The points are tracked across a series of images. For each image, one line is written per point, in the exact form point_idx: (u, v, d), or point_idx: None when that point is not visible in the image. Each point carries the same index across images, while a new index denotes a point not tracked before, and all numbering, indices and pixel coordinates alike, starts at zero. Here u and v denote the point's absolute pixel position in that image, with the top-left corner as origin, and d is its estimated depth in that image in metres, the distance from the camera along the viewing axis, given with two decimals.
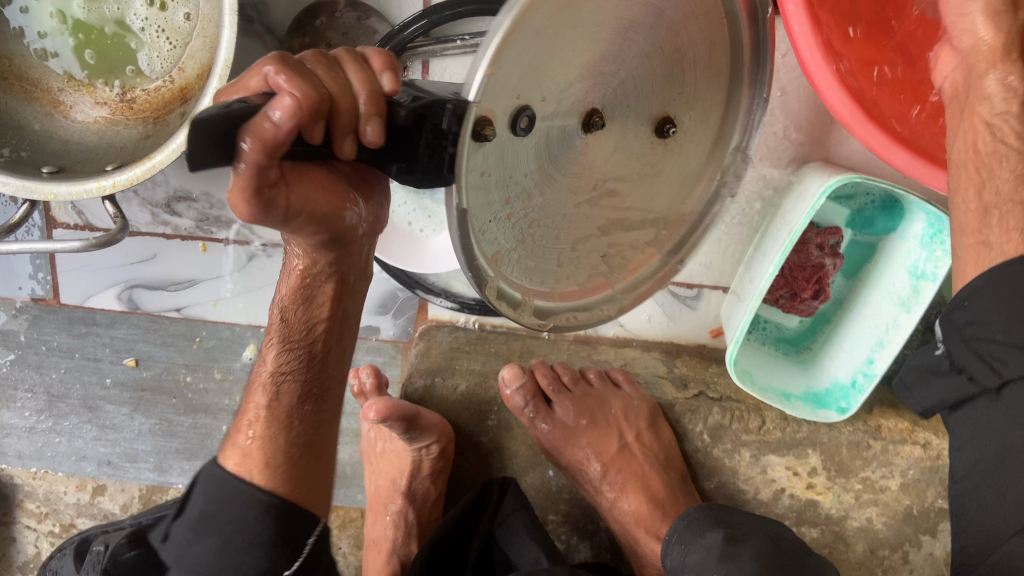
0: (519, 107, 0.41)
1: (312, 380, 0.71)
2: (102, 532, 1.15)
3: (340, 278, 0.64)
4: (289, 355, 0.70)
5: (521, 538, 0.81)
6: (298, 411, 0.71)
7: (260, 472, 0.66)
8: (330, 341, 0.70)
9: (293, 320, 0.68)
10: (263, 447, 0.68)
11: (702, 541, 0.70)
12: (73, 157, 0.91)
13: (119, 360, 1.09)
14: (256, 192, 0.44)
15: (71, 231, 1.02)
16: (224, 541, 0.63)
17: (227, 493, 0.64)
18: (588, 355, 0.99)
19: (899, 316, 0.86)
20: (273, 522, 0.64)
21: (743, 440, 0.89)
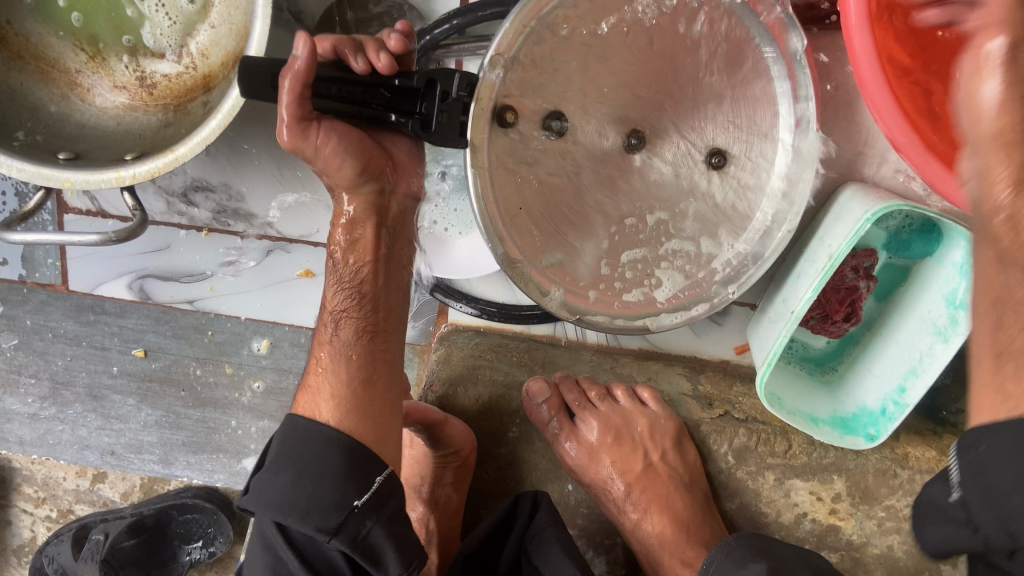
0: (551, 119, 0.70)
1: (366, 318, 0.75)
2: (101, 520, 1.13)
3: (377, 220, 0.75)
4: (341, 294, 0.76)
5: (552, 548, 0.80)
6: (355, 345, 0.74)
7: (332, 409, 0.71)
8: (379, 279, 0.76)
9: (342, 266, 0.76)
10: (331, 382, 0.73)
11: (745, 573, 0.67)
12: (91, 143, 0.88)
13: (127, 351, 1.06)
14: (297, 121, 0.63)
15: (83, 218, 0.98)
16: (299, 473, 0.66)
17: (302, 435, 0.69)
18: (612, 367, 0.97)
19: (935, 345, 0.83)
20: (344, 455, 0.67)
21: (768, 462, 0.88)
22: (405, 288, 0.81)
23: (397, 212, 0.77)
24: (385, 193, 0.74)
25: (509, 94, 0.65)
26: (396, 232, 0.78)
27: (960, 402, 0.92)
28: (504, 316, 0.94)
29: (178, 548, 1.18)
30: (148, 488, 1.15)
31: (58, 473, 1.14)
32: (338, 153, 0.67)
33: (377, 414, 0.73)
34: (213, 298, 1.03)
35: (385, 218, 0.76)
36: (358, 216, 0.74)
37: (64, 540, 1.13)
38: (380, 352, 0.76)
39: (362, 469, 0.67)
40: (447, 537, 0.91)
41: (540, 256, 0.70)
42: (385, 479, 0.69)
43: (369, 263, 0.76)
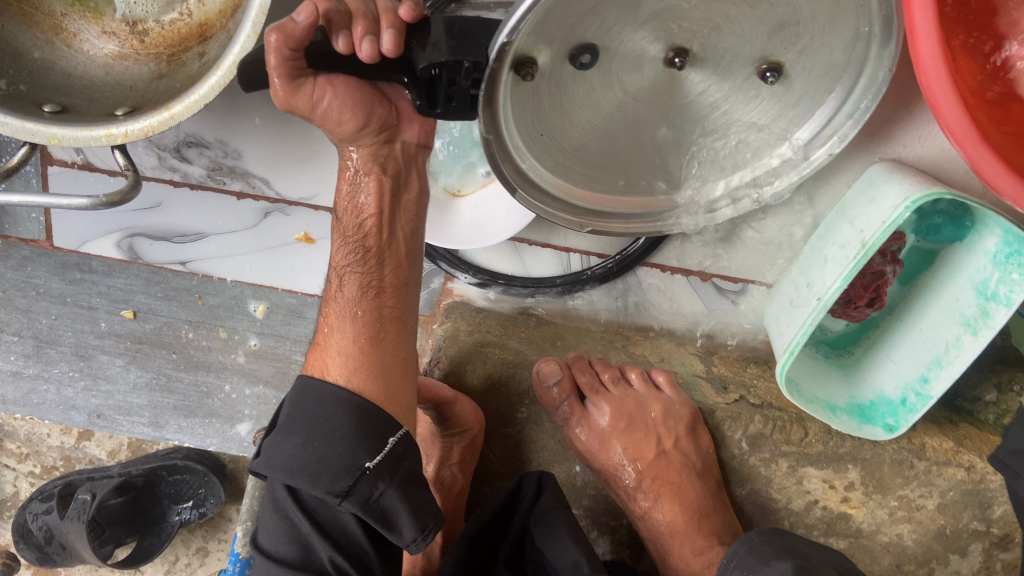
0: (579, 48, 0.58)
1: (373, 272, 0.70)
2: (88, 477, 1.09)
3: (380, 168, 0.69)
4: (346, 247, 0.71)
5: (558, 535, 0.76)
6: (361, 302, 0.69)
7: (342, 368, 0.67)
8: (386, 236, 0.71)
9: (347, 215, 0.71)
10: (337, 339, 0.69)
11: (768, 570, 0.64)
12: (77, 94, 0.81)
13: (116, 311, 1.01)
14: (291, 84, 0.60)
15: (68, 171, 0.92)
16: (308, 434, 0.62)
17: (311, 393, 0.65)
18: (624, 347, 0.95)
19: (962, 337, 0.80)
20: (356, 416, 0.63)
21: (782, 450, 0.86)
22: (417, 248, 0.74)
23: (403, 161, 0.71)
24: (392, 141, 0.69)
25: (531, 43, 0.54)
26: (403, 184, 0.71)
27: (976, 391, 0.91)
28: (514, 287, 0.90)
29: (168, 508, 1.14)
30: (136, 446, 1.12)
31: (43, 429, 1.11)
32: (338, 107, 0.63)
33: (387, 371, 0.68)
34: (207, 260, 0.98)
35: (388, 172, 0.70)
36: (363, 171, 0.69)
37: (49, 498, 1.09)
38: (389, 310, 0.70)
39: (375, 428, 0.63)
40: (451, 515, 0.89)
41: (562, 172, 0.71)
42: (398, 439, 0.65)
43: (375, 219, 0.70)
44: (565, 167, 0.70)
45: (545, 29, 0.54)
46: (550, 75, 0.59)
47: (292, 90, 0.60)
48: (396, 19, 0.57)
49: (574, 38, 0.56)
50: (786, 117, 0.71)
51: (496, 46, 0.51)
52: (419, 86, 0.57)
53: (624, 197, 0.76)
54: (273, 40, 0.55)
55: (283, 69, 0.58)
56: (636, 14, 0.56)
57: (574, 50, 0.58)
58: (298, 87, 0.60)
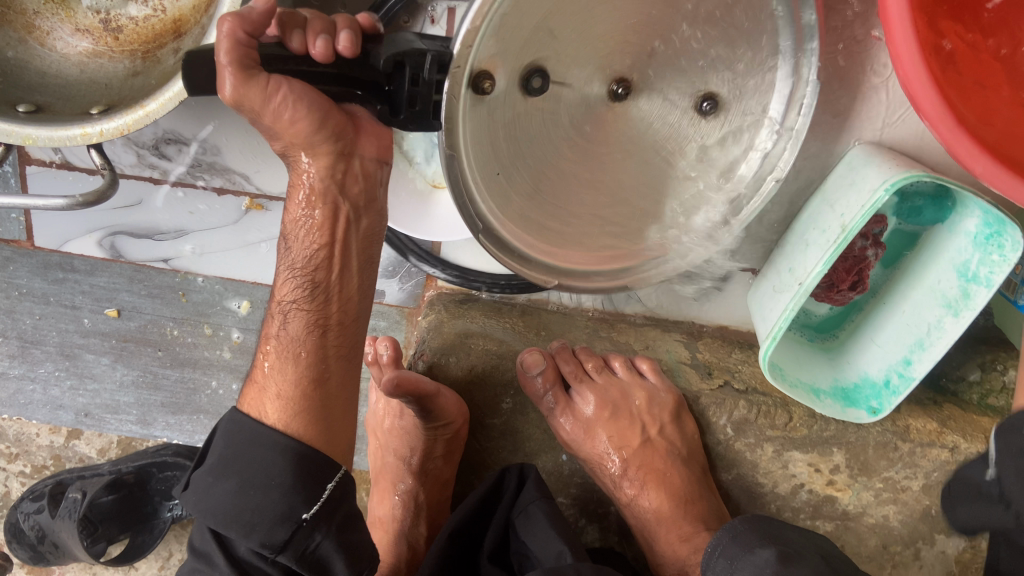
0: (529, 73, 0.62)
1: (320, 311, 0.69)
2: (79, 476, 1.08)
3: (334, 201, 0.67)
4: (293, 283, 0.70)
5: (541, 527, 0.77)
6: (305, 340, 0.68)
7: (280, 408, 0.66)
8: (336, 268, 0.70)
9: (296, 248, 0.69)
10: (276, 381, 0.68)
11: (752, 558, 0.64)
12: (53, 93, 0.81)
13: (99, 310, 1.01)
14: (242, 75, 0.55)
15: (46, 170, 0.92)
16: (243, 482, 0.62)
17: (248, 435, 0.64)
18: (608, 335, 0.95)
19: (944, 319, 0.81)
20: (292, 465, 0.63)
21: (767, 435, 0.86)
22: (369, 278, 0.74)
23: (360, 179, 0.68)
24: (348, 154, 0.65)
25: (487, 55, 0.56)
26: (361, 209, 0.69)
27: (960, 370, 0.91)
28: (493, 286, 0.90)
29: (160, 505, 1.14)
30: (125, 445, 1.11)
31: (31, 429, 1.09)
32: (290, 107, 0.58)
33: (327, 414, 0.68)
34: (189, 257, 0.98)
35: (345, 191, 0.67)
36: (317, 192, 0.66)
37: (40, 498, 1.07)
38: (333, 349, 0.70)
39: (311, 476, 0.64)
40: (438, 507, 0.90)
41: (520, 213, 0.68)
42: (336, 484, 0.65)
43: (325, 248, 0.68)
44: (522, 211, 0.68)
45: (500, 37, 0.56)
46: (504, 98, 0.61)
47: (243, 83, 0.55)
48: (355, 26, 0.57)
49: (525, 58, 0.61)
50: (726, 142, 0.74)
51: (463, 34, 0.52)
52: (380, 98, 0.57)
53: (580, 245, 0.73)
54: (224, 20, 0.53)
55: (234, 57, 0.54)
56: (581, 35, 0.62)
57: (525, 73, 0.62)
58: (253, 80, 0.55)
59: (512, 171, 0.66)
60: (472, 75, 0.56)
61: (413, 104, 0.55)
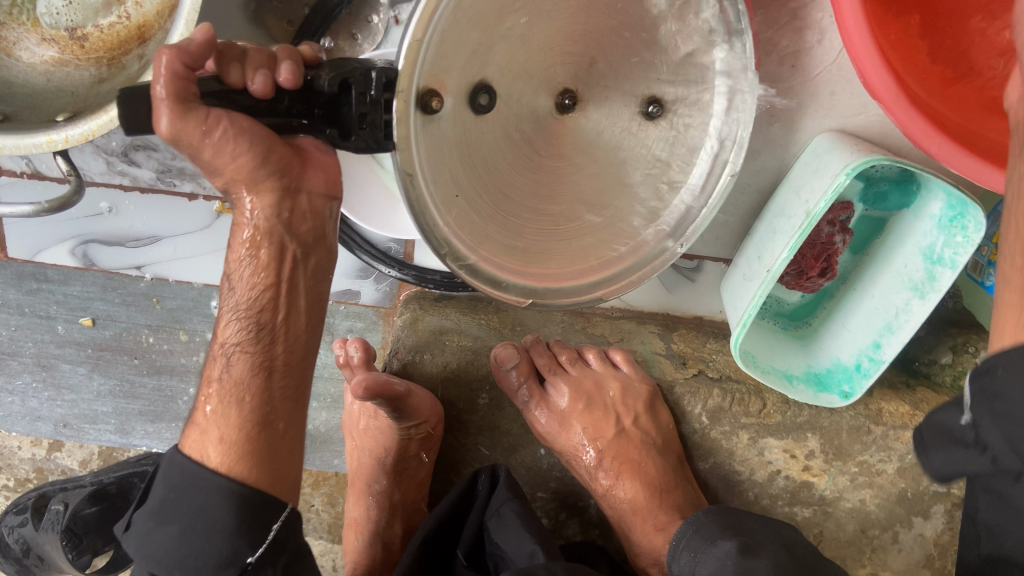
0: (477, 87, 0.59)
1: (267, 353, 0.67)
2: (61, 489, 1.07)
3: (281, 242, 0.63)
4: (235, 323, 0.67)
5: (514, 529, 0.78)
6: (251, 383, 0.67)
7: (219, 451, 0.65)
8: (282, 311, 0.67)
9: (241, 289, 0.66)
10: (218, 425, 0.66)
11: (714, 551, 0.65)
12: (19, 103, 0.81)
13: (74, 319, 1.01)
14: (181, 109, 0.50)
15: (16, 180, 0.92)
16: (184, 527, 0.62)
17: (190, 480, 0.64)
18: (583, 329, 0.95)
19: (911, 301, 0.82)
20: (236, 508, 0.63)
21: (741, 422, 0.87)
22: (317, 316, 0.70)
23: (308, 216, 0.64)
24: (294, 192, 0.61)
25: (429, 76, 0.53)
26: (309, 247, 0.65)
27: (932, 354, 0.92)
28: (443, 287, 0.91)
29: None
30: (107, 455, 1.10)
31: (11, 442, 1.10)
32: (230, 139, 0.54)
33: (274, 453, 0.68)
34: (162, 263, 0.98)
35: (294, 230, 0.63)
36: (261, 232, 0.62)
37: (24, 510, 1.07)
38: (278, 392, 0.68)
39: (255, 519, 0.64)
40: (413, 505, 0.91)
41: (482, 233, 0.63)
42: (283, 524, 0.67)
43: (271, 289, 0.65)
44: (477, 228, 0.62)
45: (438, 58, 0.53)
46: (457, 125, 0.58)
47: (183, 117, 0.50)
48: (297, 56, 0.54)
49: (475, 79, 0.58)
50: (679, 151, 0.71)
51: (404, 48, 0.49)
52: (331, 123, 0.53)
53: (550, 263, 0.68)
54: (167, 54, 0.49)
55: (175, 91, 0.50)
56: (531, 43, 0.60)
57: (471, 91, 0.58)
58: (190, 115, 0.51)
59: (470, 192, 0.62)
60: (421, 92, 0.53)
61: (364, 125, 0.52)
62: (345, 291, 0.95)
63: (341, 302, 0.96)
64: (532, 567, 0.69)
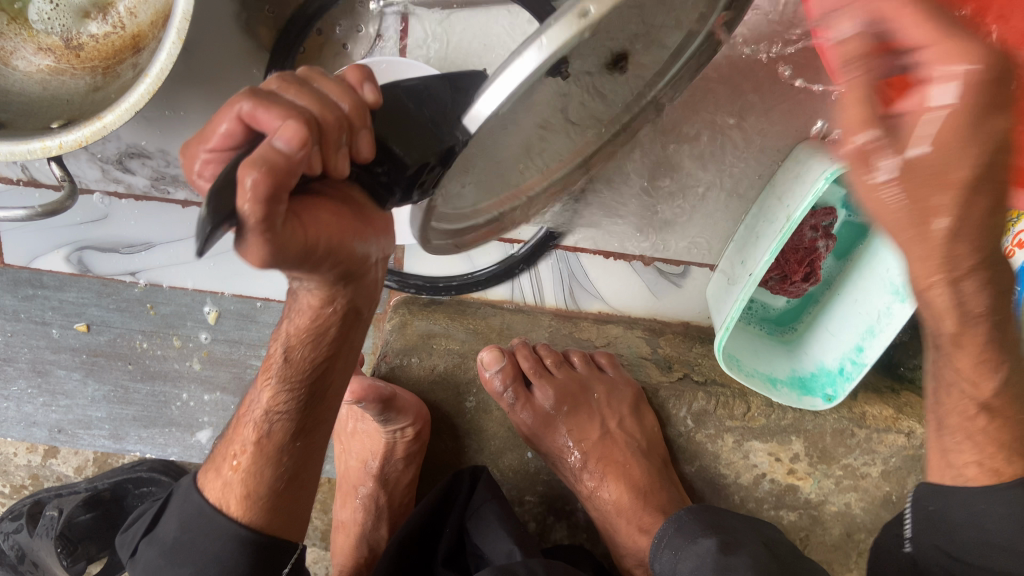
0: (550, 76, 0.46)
1: (307, 417, 0.62)
2: (56, 495, 1.07)
3: (347, 316, 0.55)
4: (279, 387, 0.60)
5: (493, 529, 0.80)
6: (290, 446, 0.62)
7: (240, 503, 0.62)
8: (331, 378, 0.60)
9: (296, 359, 0.57)
10: (246, 481, 0.63)
11: (696, 549, 0.65)
12: (15, 109, 0.82)
13: (69, 325, 1.02)
14: (275, 239, 0.37)
15: (13, 187, 0.94)
16: (196, 571, 0.61)
17: (204, 525, 0.62)
18: (570, 333, 0.97)
19: (892, 304, 0.81)
20: (251, 557, 0.62)
21: (726, 425, 0.87)
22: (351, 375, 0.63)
23: (372, 285, 0.54)
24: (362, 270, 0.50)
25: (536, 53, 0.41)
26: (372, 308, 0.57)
27: (916, 358, 0.92)
28: (424, 291, 0.92)
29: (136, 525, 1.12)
30: (102, 462, 1.10)
31: (9, 449, 1.10)
32: (325, 247, 0.42)
33: (298, 503, 0.66)
34: (156, 270, 1.00)
35: (362, 301, 0.54)
36: (326, 312, 0.53)
37: (18, 516, 1.07)
38: (316, 447, 0.65)
39: (271, 565, 0.63)
40: (401, 507, 0.92)
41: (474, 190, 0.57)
42: (295, 567, 0.65)
43: (329, 360, 0.58)
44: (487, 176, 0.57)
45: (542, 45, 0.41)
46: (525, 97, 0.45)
47: (281, 249, 0.38)
48: (359, 108, 0.43)
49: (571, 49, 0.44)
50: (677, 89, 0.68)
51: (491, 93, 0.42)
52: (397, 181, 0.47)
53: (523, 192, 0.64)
54: (258, 177, 0.34)
55: (267, 227, 0.35)
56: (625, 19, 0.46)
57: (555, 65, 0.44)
58: (281, 238, 0.37)
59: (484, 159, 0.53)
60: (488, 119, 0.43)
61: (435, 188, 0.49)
62: None
63: None
64: (510, 564, 0.71)
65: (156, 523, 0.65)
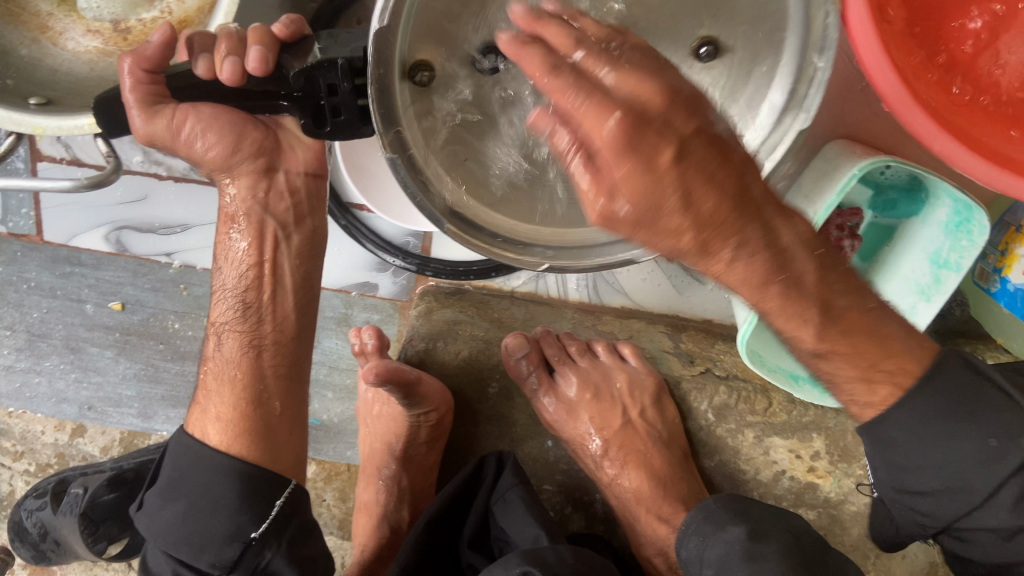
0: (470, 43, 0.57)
1: (252, 331, 0.75)
2: (82, 473, 1.09)
3: (259, 215, 0.73)
4: (229, 305, 0.76)
5: (520, 514, 0.80)
6: (240, 362, 0.74)
7: (220, 429, 0.73)
8: (266, 291, 0.75)
9: (229, 272, 0.75)
10: (217, 403, 0.74)
11: (723, 536, 0.65)
12: (62, 88, 0.85)
13: (104, 303, 1.05)
14: (149, 108, 0.61)
15: (56, 165, 0.97)
16: (189, 504, 0.68)
17: (193, 458, 0.71)
18: (593, 325, 0.98)
19: (916, 304, 0.86)
20: (237, 484, 0.69)
21: (747, 420, 0.90)
22: (308, 301, 0.78)
23: (283, 196, 0.73)
24: (272, 172, 0.71)
25: (418, 46, 0.54)
26: (289, 226, 0.75)
27: None
28: (442, 274, 0.95)
29: None
30: (128, 442, 1.12)
31: (37, 427, 1.10)
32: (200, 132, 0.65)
33: (271, 433, 0.74)
34: (191, 251, 1.02)
35: (270, 209, 0.73)
36: (241, 213, 0.73)
37: (42, 495, 1.08)
38: (270, 369, 0.75)
39: (261, 493, 0.70)
40: (422, 493, 0.93)
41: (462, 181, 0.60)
42: (285, 501, 0.71)
43: (255, 269, 0.74)
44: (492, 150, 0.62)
45: (423, 29, 0.53)
46: (443, 85, 0.58)
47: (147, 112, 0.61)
48: (261, 37, 0.59)
49: (458, 42, 0.57)
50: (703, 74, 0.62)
51: (373, 33, 0.48)
52: (304, 109, 0.56)
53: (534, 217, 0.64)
54: (126, 62, 0.59)
55: (137, 95, 0.60)
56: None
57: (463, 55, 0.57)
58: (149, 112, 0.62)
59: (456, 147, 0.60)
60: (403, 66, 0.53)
61: (336, 115, 0.55)
62: (363, 283, 0.98)
63: (359, 294, 0.99)
64: (538, 549, 0.71)
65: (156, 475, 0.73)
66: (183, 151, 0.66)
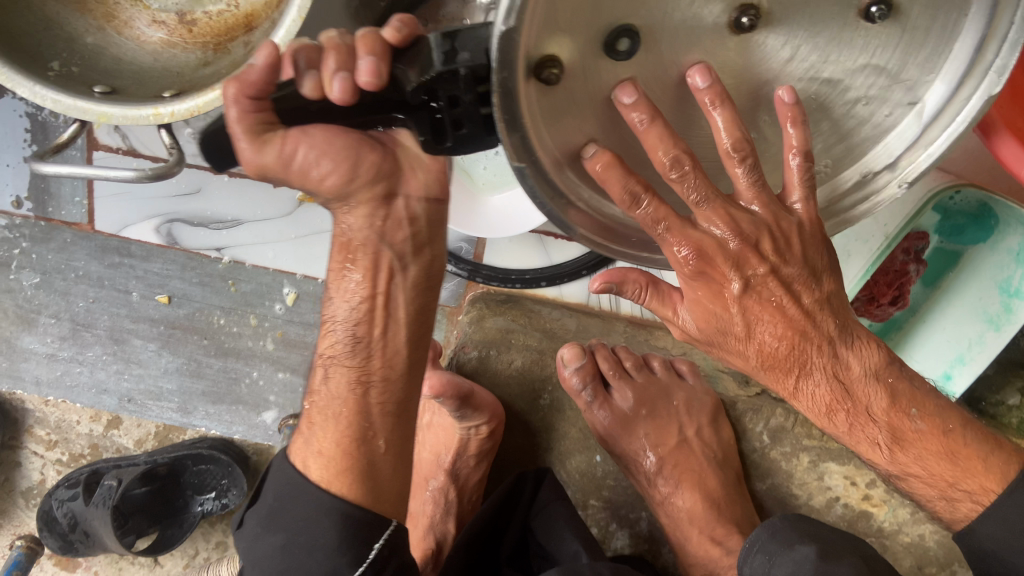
0: (621, 28, 0.40)
1: (364, 365, 0.69)
2: (114, 465, 1.07)
3: (379, 244, 0.65)
4: (340, 338, 0.69)
5: (559, 528, 0.79)
6: (362, 400, 0.68)
7: (324, 466, 0.68)
8: (378, 323, 0.68)
9: (345, 305, 0.69)
10: (322, 438, 0.69)
11: (792, 555, 0.59)
12: (128, 77, 0.79)
13: (151, 296, 1.05)
14: (255, 138, 0.53)
15: (112, 156, 0.96)
16: (287, 539, 0.66)
17: (296, 492, 0.67)
18: (646, 339, 0.98)
19: (985, 333, 0.84)
20: (338, 525, 0.65)
21: (803, 444, 0.88)
22: (424, 332, 0.71)
23: (403, 226, 0.65)
24: (391, 198, 0.63)
25: (548, 37, 0.38)
26: (407, 257, 0.67)
27: (999, 394, 0.90)
28: (493, 281, 0.93)
29: (190, 500, 1.11)
30: (162, 437, 1.10)
31: (72, 416, 1.09)
32: (313, 160, 0.57)
33: (374, 470, 0.69)
34: (243, 248, 1.03)
35: (387, 238, 0.65)
36: (357, 243, 0.65)
37: (74, 485, 1.06)
38: (378, 406, 0.69)
39: (359, 535, 0.66)
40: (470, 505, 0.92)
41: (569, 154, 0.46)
42: (385, 543, 0.67)
43: (368, 301, 0.67)
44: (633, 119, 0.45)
45: (560, 16, 0.38)
46: (580, 77, 0.42)
47: (257, 138, 0.53)
48: (375, 42, 0.50)
49: (598, 23, 0.40)
50: (905, 67, 0.47)
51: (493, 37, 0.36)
52: (421, 124, 0.48)
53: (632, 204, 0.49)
54: (229, 89, 0.51)
55: (246, 125, 0.53)
56: None
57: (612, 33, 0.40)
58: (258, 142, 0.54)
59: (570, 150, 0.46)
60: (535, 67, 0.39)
61: (457, 129, 0.46)
62: None
63: None
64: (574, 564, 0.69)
65: (256, 496, 0.71)
66: (297, 180, 0.59)
